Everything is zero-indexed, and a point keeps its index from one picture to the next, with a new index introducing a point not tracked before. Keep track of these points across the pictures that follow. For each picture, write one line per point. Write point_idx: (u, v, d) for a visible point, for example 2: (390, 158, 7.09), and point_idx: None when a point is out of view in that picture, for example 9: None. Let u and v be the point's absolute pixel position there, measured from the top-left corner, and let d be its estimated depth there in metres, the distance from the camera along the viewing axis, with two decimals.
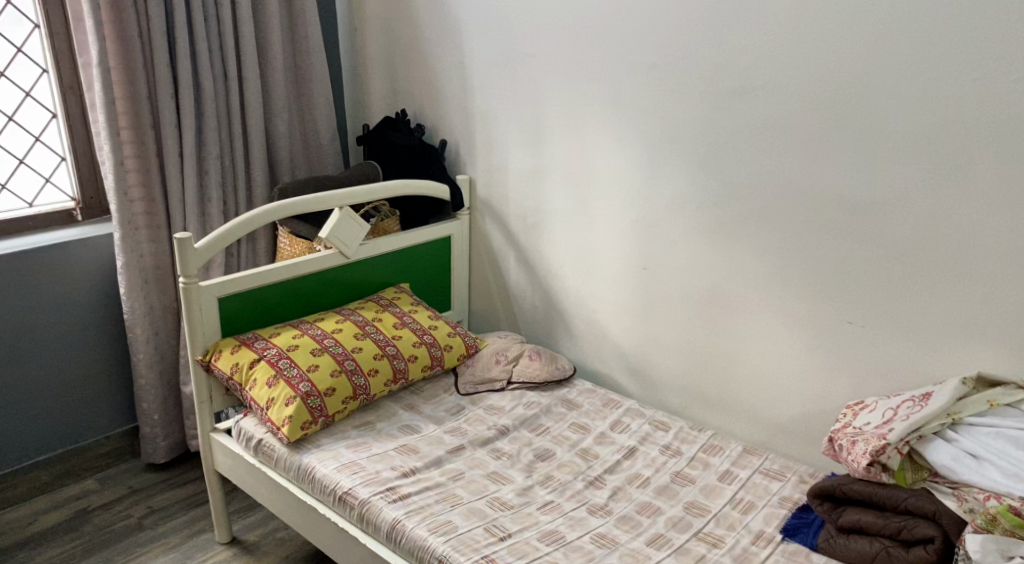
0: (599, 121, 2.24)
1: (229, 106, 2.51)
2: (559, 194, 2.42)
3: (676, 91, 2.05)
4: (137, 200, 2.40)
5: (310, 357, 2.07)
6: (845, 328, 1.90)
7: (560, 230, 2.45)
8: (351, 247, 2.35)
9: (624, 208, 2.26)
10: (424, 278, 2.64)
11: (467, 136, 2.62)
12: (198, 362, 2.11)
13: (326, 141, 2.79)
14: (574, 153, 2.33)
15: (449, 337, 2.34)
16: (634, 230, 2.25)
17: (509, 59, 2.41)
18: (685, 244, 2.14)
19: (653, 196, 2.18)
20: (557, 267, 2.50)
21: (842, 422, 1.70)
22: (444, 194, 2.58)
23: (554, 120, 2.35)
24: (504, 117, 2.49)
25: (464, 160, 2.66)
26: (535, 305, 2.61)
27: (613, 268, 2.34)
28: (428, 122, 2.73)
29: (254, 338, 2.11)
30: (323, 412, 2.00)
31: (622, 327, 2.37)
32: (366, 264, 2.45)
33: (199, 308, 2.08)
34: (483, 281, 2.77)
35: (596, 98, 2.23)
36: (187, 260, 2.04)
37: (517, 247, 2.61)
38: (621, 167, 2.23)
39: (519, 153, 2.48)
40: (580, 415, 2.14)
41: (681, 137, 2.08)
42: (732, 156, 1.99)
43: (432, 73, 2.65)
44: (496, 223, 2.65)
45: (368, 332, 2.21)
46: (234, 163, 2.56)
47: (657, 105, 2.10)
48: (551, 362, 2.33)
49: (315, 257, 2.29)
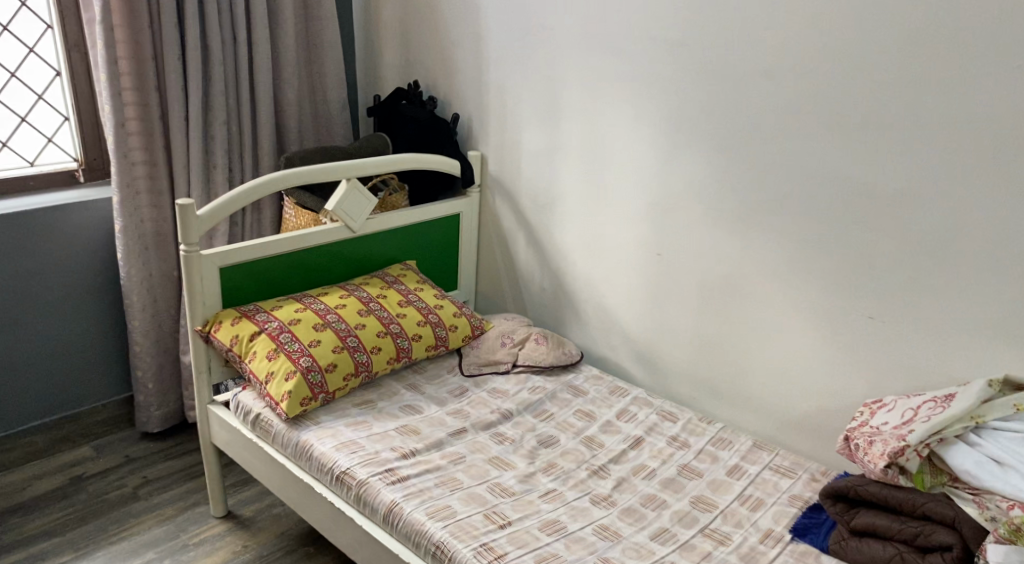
0: (618, 100, 2.17)
1: (237, 70, 2.44)
2: (574, 174, 2.35)
3: (699, 70, 1.98)
4: (138, 163, 2.35)
5: (312, 332, 2.02)
6: (864, 324, 1.84)
7: (574, 211, 2.38)
8: (356, 221, 2.29)
9: (639, 191, 2.19)
10: (429, 256, 2.59)
11: (480, 110, 2.55)
12: (198, 333, 2.06)
13: (336, 111, 2.73)
14: (591, 133, 2.26)
15: (455, 317, 2.29)
16: (649, 214, 2.19)
17: (527, 32, 2.33)
18: (702, 230, 2.08)
19: (671, 179, 2.11)
20: (569, 250, 2.44)
21: (858, 420, 1.64)
22: (454, 169, 2.52)
23: (571, 97, 2.28)
24: (520, 92, 2.41)
25: (476, 135, 2.59)
26: (543, 288, 2.55)
27: (626, 252, 2.28)
28: (442, 95, 2.65)
29: (256, 310, 2.06)
30: (324, 388, 1.95)
31: (633, 314, 2.31)
32: (372, 239, 2.40)
33: (200, 277, 2.02)
34: (491, 262, 2.71)
35: (615, 75, 2.16)
36: (190, 228, 1.98)
37: (527, 227, 2.54)
38: (639, 148, 2.16)
39: (534, 131, 2.41)
40: (586, 402, 2.08)
41: (702, 118, 2.01)
42: (754, 139, 1.92)
43: (447, 44, 2.57)
44: (506, 202, 2.58)
45: (372, 309, 2.16)
46: (240, 129, 2.50)
47: (679, 85, 2.03)
48: (558, 346, 2.27)
49: (320, 229, 2.24)
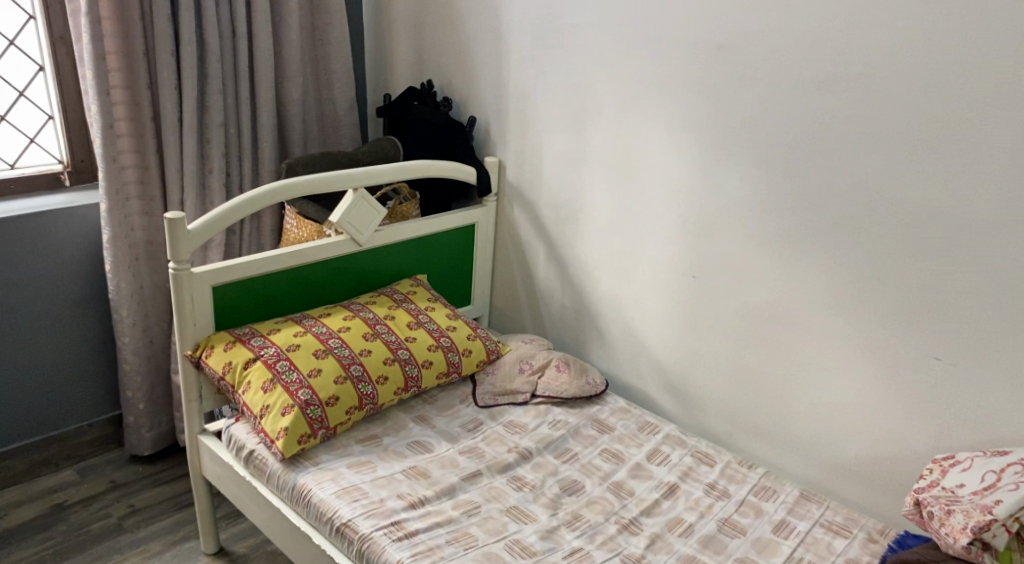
0: (653, 106, 1.97)
1: (236, 68, 2.24)
2: (601, 184, 2.14)
3: (748, 76, 1.77)
4: (129, 167, 2.17)
5: (312, 360, 1.83)
6: (930, 365, 1.64)
7: (599, 225, 2.18)
8: (363, 234, 2.11)
9: (674, 206, 1.99)
10: (441, 270, 2.40)
11: (499, 113, 2.35)
12: (187, 358, 1.88)
13: (343, 111, 2.53)
14: (621, 141, 2.06)
15: (469, 340, 2.09)
16: (685, 233, 1.98)
17: (552, 29, 2.13)
18: (745, 253, 1.88)
19: (711, 196, 1.91)
20: (593, 267, 2.24)
21: (928, 479, 1.45)
22: (469, 177, 2.33)
23: (599, 102, 2.08)
24: (543, 94, 2.21)
25: (494, 140, 2.39)
26: (564, 307, 2.36)
27: (658, 272, 2.08)
28: (457, 95, 2.45)
29: (251, 334, 1.87)
30: (324, 424, 1.77)
31: (664, 339, 2.11)
32: (379, 253, 2.21)
33: (190, 297, 1.84)
34: (507, 276, 2.51)
35: (651, 79, 1.95)
36: (180, 244, 1.80)
37: (547, 240, 2.35)
38: (675, 160, 1.96)
39: (558, 138, 2.21)
40: (612, 440, 1.89)
41: (750, 130, 1.80)
42: (809, 154, 1.72)
43: (464, 40, 2.37)
44: (525, 213, 2.38)
45: (379, 332, 1.97)
46: (238, 130, 2.30)
47: (724, 92, 1.82)
48: (581, 375, 2.07)
49: (322, 243, 2.05)
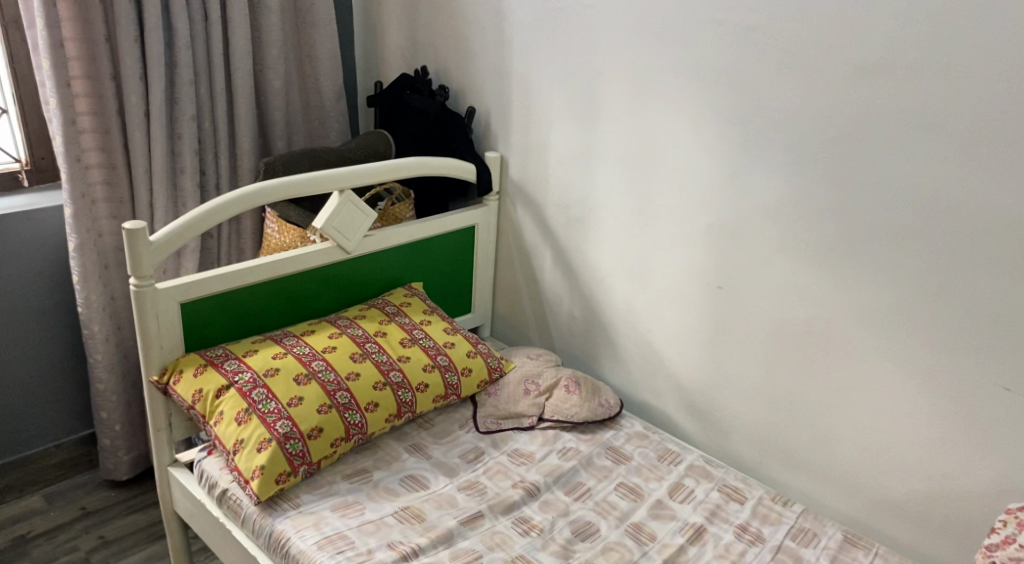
0: (675, 97, 1.75)
1: (210, 55, 2.02)
2: (614, 183, 1.93)
3: (786, 64, 1.56)
4: (94, 167, 1.93)
5: (293, 386, 1.63)
6: (997, 396, 1.44)
7: (613, 228, 1.97)
8: (351, 240, 1.91)
9: (697, 209, 1.78)
10: (437, 277, 2.19)
11: (501, 104, 2.12)
12: (154, 385, 1.68)
13: (330, 101, 2.31)
14: (637, 135, 1.84)
15: (468, 358, 1.89)
16: (711, 239, 1.78)
17: (560, 11, 1.90)
18: (780, 262, 1.67)
19: (740, 199, 1.70)
20: (605, 273, 2.03)
21: (1002, 535, 1.28)
22: (467, 173, 2.12)
23: (614, 92, 1.86)
24: (549, 83, 1.99)
25: (496, 133, 2.17)
26: (573, 316, 2.15)
27: (678, 283, 1.87)
28: (455, 83, 2.23)
29: (224, 357, 1.68)
30: (305, 460, 1.57)
31: (684, 355, 1.91)
32: (369, 260, 2.00)
33: (154, 316, 1.64)
34: (511, 281, 2.31)
35: (672, 67, 1.73)
36: (141, 259, 1.59)
37: (554, 244, 2.14)
38: (698, 157, 1.74)
39: (566, 131, 1.99)
40: (629, 473, 1.69)
41: (787, 125, 1.59)
42: (857, 152, 1.51)
43: (461, 23, 2.15)
44: (530, 213, 2.17)
45: (368, 352, 1.77)
46: (212, 124, 2.08)
47: (759, 81, 1.60)
48: (594, 396, 1.87)
49: (305, 252, 1.84)
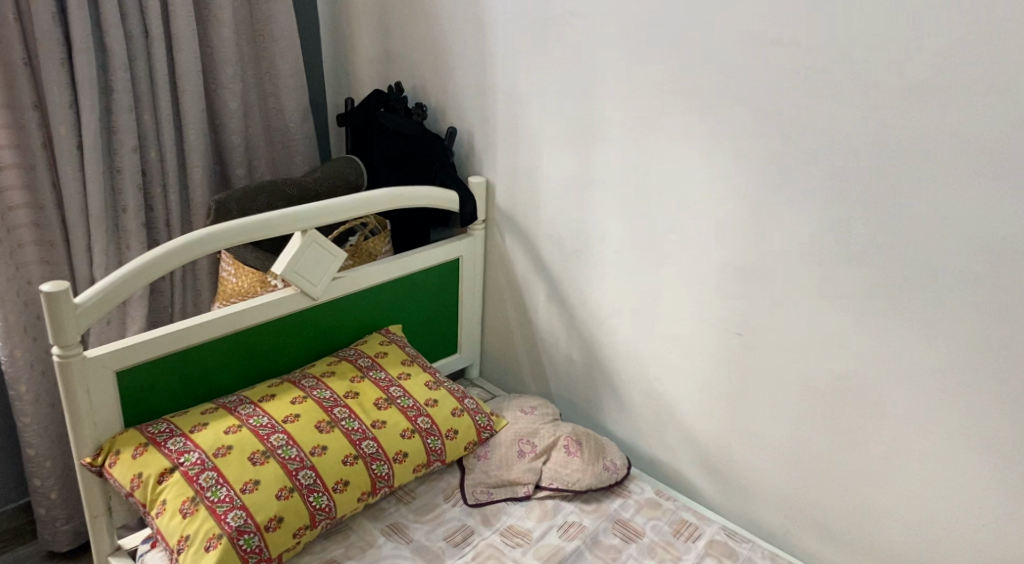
0: (686, 118, 1.52)
1: (152, 77, 1.78)
2: (615, 214, 1.70)
3: (817, 80, 1.34)
4: (18, 208, 1.69)
5: (248, 468, 1.40)
6: None
7: (614, 263, 1.74)
8: (316, 285, 1.67)
9: (711, 246, 1.56)
10: (418, 317, 1.96)
11: (485, 124, 1.89)
12: (86, 467, 1.44)
13: (294, 121, 2.07)
14: (640, 161, 1.62)
15: (454, 418, 1.65)
16: (727, 280, 1.56)
17: (549, 19, 1.67)
18: (809, 307, 1.47)
19: (762, 236, 1.48)
20: (606, 314, 1.80)
21: None
22: (448, 202, 1.88)
23: (613, 112, 1.63)
24: (538, 102, 1.75)
25: (479, 155, 1.94)
26: (571, 359, 1.93)
27: (690, 326, 1.65)
28: (434, 100, 1.99)
29: (168, 434, 1.44)
30: (263, 556, 1.36)
31: (699, 407, 1.69)
32: (339, 305, 1.77)
33: (84, 389, 1.40)
34: (500, 318, 2.08)
35: (681, 83, 1.50)
36: (64, 327, 1.36)
37: (548, 279, 1.91)
38: (712, 186, 1.52)
39: (559, 155, 1.76)
40: (642, 554, 1.48)
41: (820, 151, 1.37)
42: (901, 185, 1.30)
43: (438, 33, 1.91)
44: (520, 245, 1.94)
45: (337, 419, 1.53)
46: (159, 154, 1.84)
47: (786, 100, 1.38)
48: (597, 457, 1.64)
49: (263, 302, 1.61)
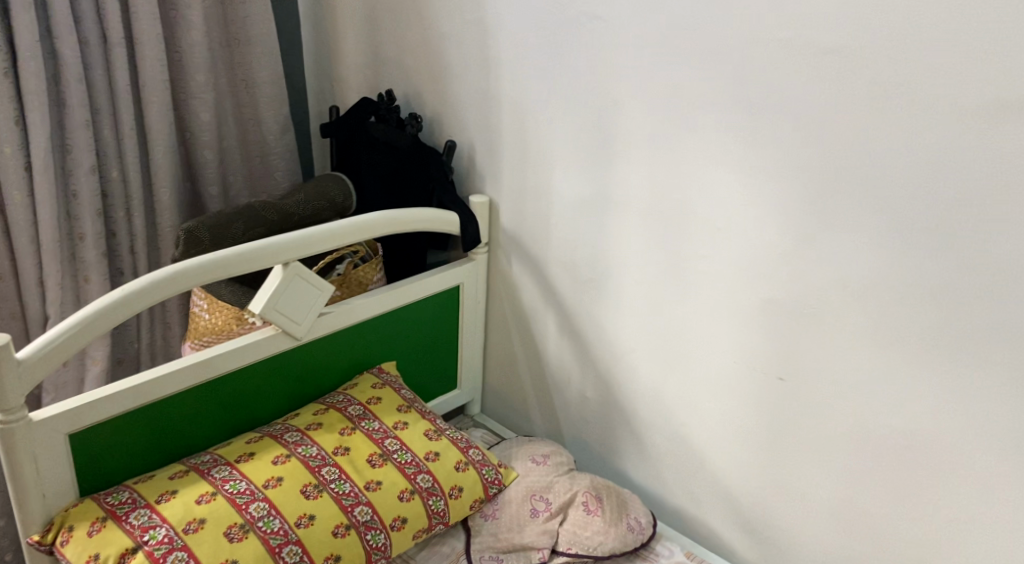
0: (721, 137, 1.34)
1: (113, 88, 1.57)
2: (636, 242, 1.52)
3: (881, 97, 1.16)
4: None
5: (224, 546, 1.21)
6: None
7: (635, 295, 1.56)
8: (299, 324, 1.48)
9: (749, 280, 1.39)
10: (413, 352, 1.77)
11: (487, 138, 1.70)
12: (34, 544, 1.24)
13: (274, 133, 1.87)
14: (666, 183, 1.43)
15: (458, 473, 1.47)
16: (768, 319, 1.38)
17: (561, 23, 1.48)
18: (863, 354, 1.30)
19: (809, 272, 1.31)
20: (625, 350, 1.62)
21: None
22: (447, 225, 1.69)
23: (635, 127, 1.44)
24: (549, 115, 1.56)
25: (481, 172, 1.75)
26: (584, 397, 1.75)
27: (722, 368, 1.48)
28: (429, 110, 1.80)
29: (130, 505, 1.24)
30: None
31: (731, 456, 1.52)
32: (327, 344, 1.58)
33: (31, 457, 1.20)
34: (504, 349, 1.90)
35: (716, 98, 1.32)
36: (3, 390, 1.15)
37: (559, 310, 1.73)
38: (751, 214, 1.34)
39: (572, 175, 1.57)
40: None
41: (881, 178, 1.19)
42: (979, 219, 1.13)
43: (434, 37, 1.71)
44: (527, 271, 1.76)
45: (326, 482, 1.34)
46: (121, 174, 1.64)
47: (841, 119, 1.20)
48: (620, 517, 1.47)
49: (240, 346, 1.41)
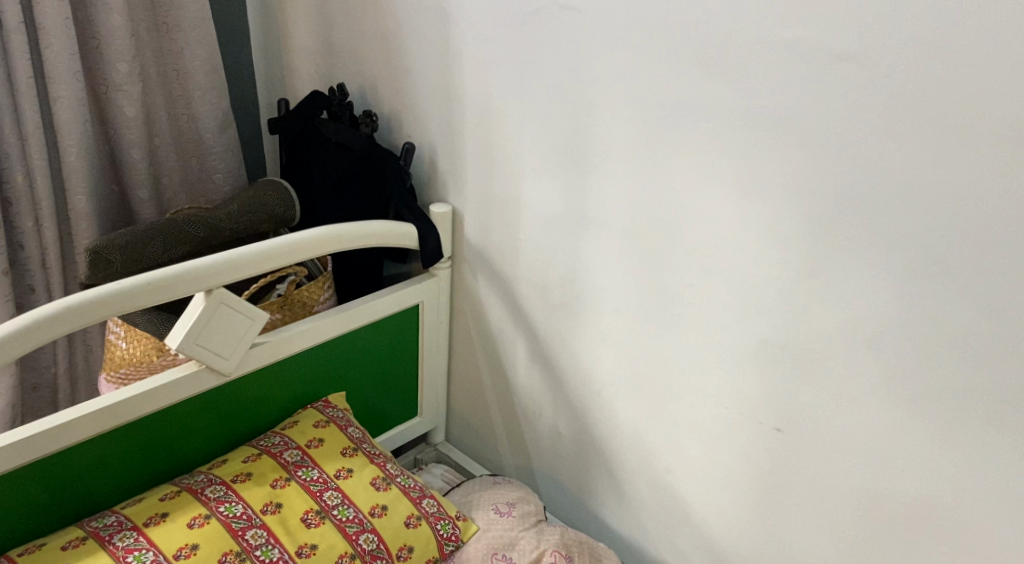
0: (713, 151, 1.14)
1: (11, 82, 1.36)
2: (615, 267, 1.33)
3: (906, 115, 0.96)
4: None
5: None
6: None
7: (613, 326, 1.37)
8: (227, 359, 1.28)
9: (742, 318, 1.20)
10: (367, 380, 1.58)
11: (449, 141, 1.50)
12: None
13: (212, 129, 1.66)
14: (650, 203, 1.24)
15: (408, 530, 1.29)
16: (764, 363, 1.20)
17: (530, 10, 1.27)
18: (876, 411, 1.11)
19: (814, 314, 1.12)
20: (601, 386, 1.44)
21: None
22: (405, 239, 1.49)
23: (615, 138, 1.24)
24: (517, 120, 1.36)
25: (443, 179, 1.55)
26: (557, 433, 1.56)
27: (711, 413, 1.30)
28: (386, 107, 1.59)
29: None
30: None
31: (721, 510, 1.35)
32: (262, 379, 1.38)
33: None
34: (471, 373, 1.71)
35: (708, 105, 1.12)
36: None
37: (529, 336, 1.53)
38: (747, 243, 1.15)
39: (542, 188, 1.37)
40: None
41: (903, 210, 1.00)
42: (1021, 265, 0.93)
43: (390, 25, 1.50)
44: (494, 291, 1.56)
45: (250, 549, 1.16)
46: (27, 179, 1.43)
47: (856, 137, 1.01)
48: None
49: (155, 386, 1.22)
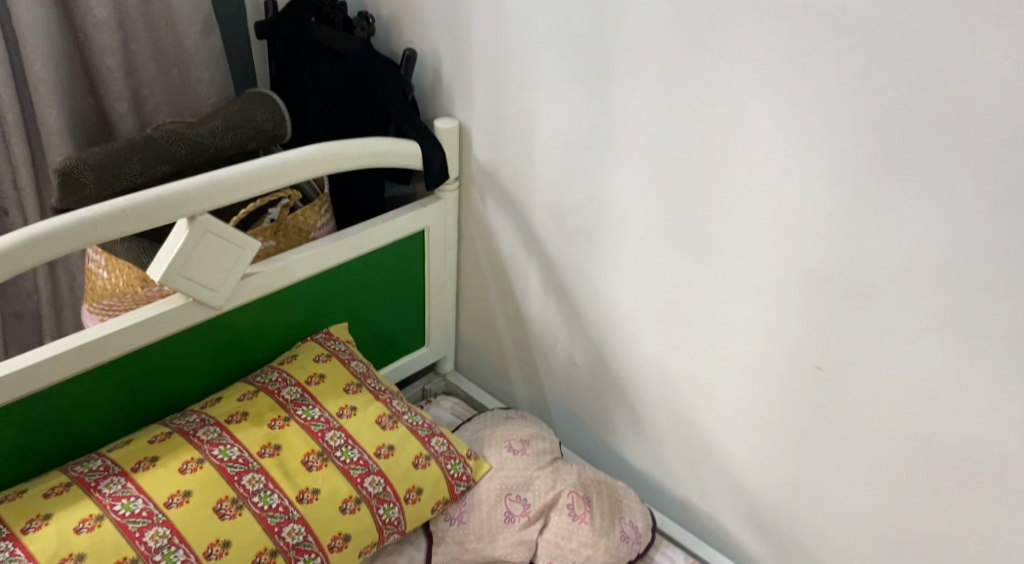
0: (759, 56, 0.99)
1: None
2: (640, 191, 1.20)
3: (994, 14, 0.81)
4: None
5: None
6: None
7: (637, 254, 1.26)
8: (217, 293, 1.17)
9: (783, 247, 1.08)
10: (370, 310, 1.48)
11: (455, 48, 1.34)
12: None
13: (193, 34, 1.50)
14: (681, 118, 1.10)
15: (416, 471, 1.22)
16: (805, 297, 1.09)
17: None
18: (929, 352, 1.00)
19: (866, 244, 1.00)
20: (621, 318, 1.34)
21: None
22: (407, 159, 1.35)
23: (644, 43, 1.09)
24: (531, 23, 1.20)
25: (449, 90, 1.40)
26: (573, 366, 1.47)
27: (742, 348, 1.19)
28: (384, 9, 1.42)
29: None
30: None
31: (748, 450, 1.26)
32: (256, 311, 1.28)
33: None
34: (480, 301, 1.61)
35: (754, 3, 0.97)
36: None
37: (543, 264, 1.42)
38: (792, 163, 1.02)
39: (560, 101, 1.23)
40: None
41: (981, 126, 0.86)
42: None
43: None
44: (505, 215, 1.44)
45: (248, 495, 1.08)
46: None
47: (933, 40, 0.86)
48: (612, 522, 1.24)
49: (139, 322, 1.11)
